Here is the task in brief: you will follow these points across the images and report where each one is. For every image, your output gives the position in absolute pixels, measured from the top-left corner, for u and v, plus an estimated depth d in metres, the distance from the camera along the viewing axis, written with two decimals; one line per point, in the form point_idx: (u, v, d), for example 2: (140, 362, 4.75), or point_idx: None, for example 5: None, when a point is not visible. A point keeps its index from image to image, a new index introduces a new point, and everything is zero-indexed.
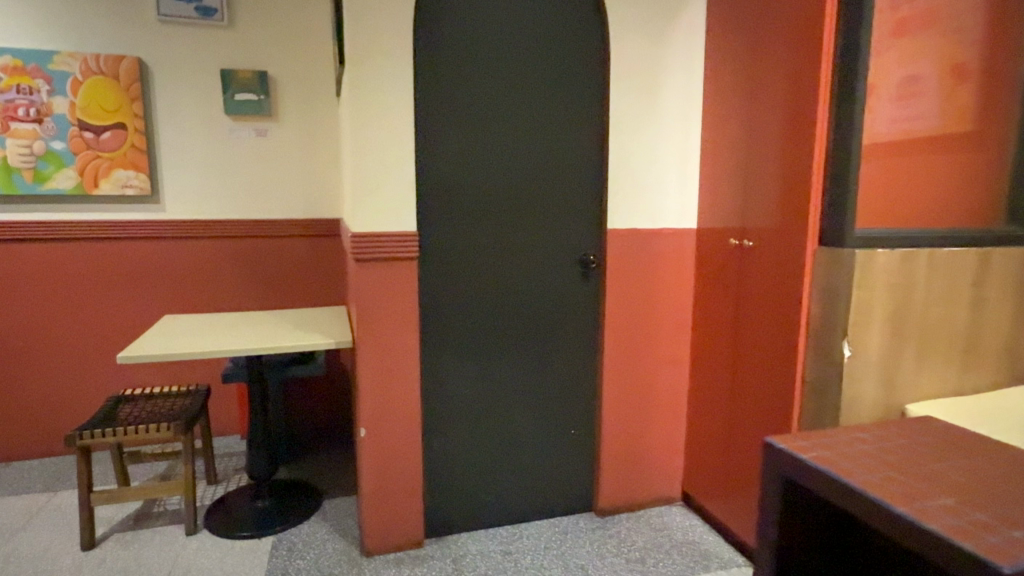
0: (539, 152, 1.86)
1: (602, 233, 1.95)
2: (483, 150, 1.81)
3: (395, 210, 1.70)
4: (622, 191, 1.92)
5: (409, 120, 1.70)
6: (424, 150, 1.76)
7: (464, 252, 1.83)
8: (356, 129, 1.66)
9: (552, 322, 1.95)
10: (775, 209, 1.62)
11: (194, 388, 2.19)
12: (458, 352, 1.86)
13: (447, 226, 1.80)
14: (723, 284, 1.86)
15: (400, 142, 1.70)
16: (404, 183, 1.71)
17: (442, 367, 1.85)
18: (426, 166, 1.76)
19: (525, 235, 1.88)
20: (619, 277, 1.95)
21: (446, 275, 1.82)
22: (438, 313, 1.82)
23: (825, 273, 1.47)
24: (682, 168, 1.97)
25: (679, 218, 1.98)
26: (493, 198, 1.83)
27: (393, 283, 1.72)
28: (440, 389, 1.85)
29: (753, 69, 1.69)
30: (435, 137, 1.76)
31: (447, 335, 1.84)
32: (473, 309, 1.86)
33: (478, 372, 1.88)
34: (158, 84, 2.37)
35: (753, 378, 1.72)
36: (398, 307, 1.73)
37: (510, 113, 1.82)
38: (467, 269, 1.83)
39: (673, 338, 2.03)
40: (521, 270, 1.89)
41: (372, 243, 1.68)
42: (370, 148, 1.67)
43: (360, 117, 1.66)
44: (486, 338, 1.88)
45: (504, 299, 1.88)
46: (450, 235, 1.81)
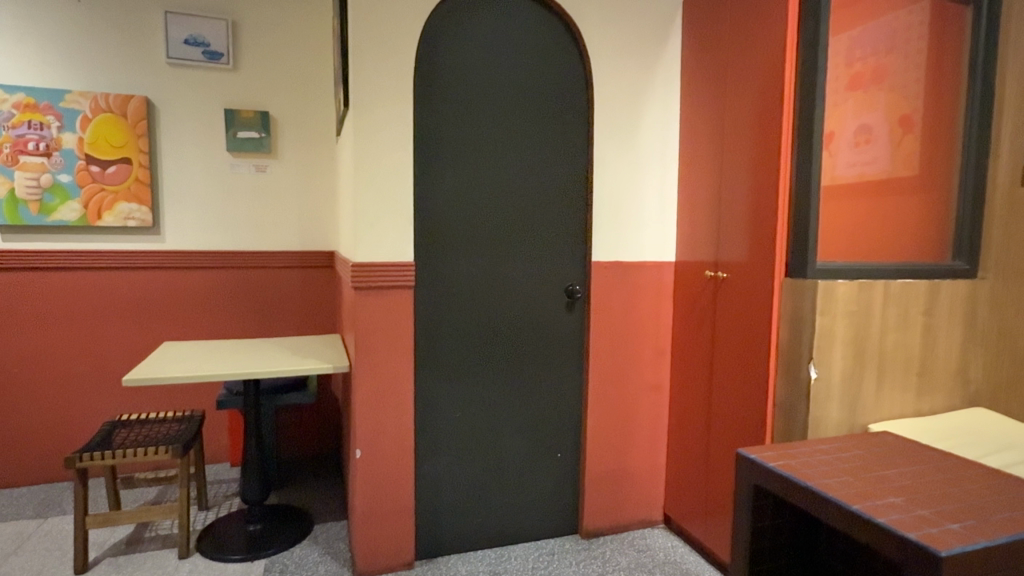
0: (528, 189, 2.00)
1: (587, 264, 2.08)
2: (476, 185, 1.94)
3: (393, 242, 1.82)
4: (605, 226, 2.06)
5: (408, 159, 1.83)
6: (421, 184, 1.88)
7: (458, 281, 1.93)
8: (359, 166, 1.78)
9: (540, 349, 2.05)
10: (746, 244, 1.76)
11: (190, 413, 2.23)
12: (450, 377, 1.94)
13: (442, 255, 1.91)
14: (700, 313, 1.99)
15: (399, 178, 1.82)
16: (403, 216, 1.83)
17: (435, 391, 1.92)
18: (422, 199, 1.88)
19: (515, 266, 2.00)
20: (603, 306, 2.07)
21: (441, 302, 1.92)
22: (432, 339, 1.91)
23: (792, 301, 1.60)
24: (661, 207, 2.12)
25: (659, 251, 2.12)
26: (485, 230, 1.96)
27: (391, 309, 1.82)
28: (433, 412, 1.93)
29: (724, 118, 1.86)
30: (432, 171, 1.89)
31: (440, 360, 1.93)
32: (466, 335, 1.95)
33: (469, 396, 1.97)
34: (165, 122, 2.49)
35: (728, 401, 1.84)
36: (394, 333, 1.83)
37: (501, 153, 1.96)
38: (459, 298, 1.94)
39: (654, 364, 2.14)
40: (512, 299, 2.00)
41: (372, 273, 1.78)
42: (372, 183, 1.80)
43: (362, 156, 1.78)
44: (477, 364, 1.97)
45: (495, 327, 1.99)
46: (445, 264, 1.92)
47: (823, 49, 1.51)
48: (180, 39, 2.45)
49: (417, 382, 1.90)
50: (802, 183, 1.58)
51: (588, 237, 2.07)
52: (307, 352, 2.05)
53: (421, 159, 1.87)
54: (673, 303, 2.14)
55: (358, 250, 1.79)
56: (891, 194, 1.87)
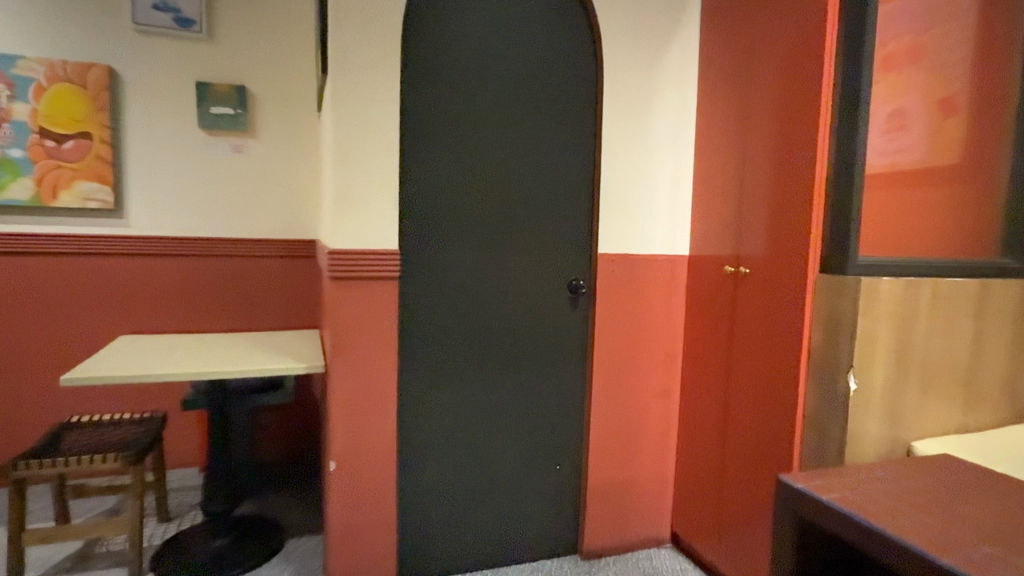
0: (527, 171, 1.80)
1: (593, 256, 1.88)
2: (467, 167, 1.73)
3: (375, 226, 1.61)
4: (613, 215, 1.86)
5: (394, 133, 1.62)
6: (407, 163, 1.68)
7: (446, 273, 1.73)
8: (337, 140, 1.58)
9: (538, 350, 1.85)
10: (770, 236, 1.57)
11: (149, 416, 2.02)
12: (438, 380, 1.74)
13: (428, 245, 1.71)
14: (716, 312, 1.79)
15: (383, 155, 1.61)
16: (388, 199, 1.62)
17: (421, 394, 1.72)
18: (408, 180, 1.68)
19: (512, 258, 1.80)
20: (609, 301, 1.87)
21: (427, 296, 1.71)
22: (418, 338, 1.71)
23: (826, 300, 1.40)
24: (674, 195, 1.92)
25: (671, 244, 1.93)
26: (477, 218, 1.75)
27: (372, 303, 1.61)
28: (420, 418, 1.73)
29: (748, 95, 1.67)
30: (420, 149, 1.68)
31: (427, 362, 1.72)
32: (456, 333, 1.75)
33: (460, 401, 1.77)
34: (129, 94, 2.26)
35: (748, 411, 1.64)
36: (375, 330, 1.62)
37: (496, 131, 1.76)
38: (449, 291, 1.73)
39: (662, 368, 1.95)
40: (508, 295, 1.80)
41: (353, 262, 1.58)
42: (352, 160, 1.59)
43: (342, 129, 1.57)
44: (467, 365, 1.77)
45: (488, 325, 1.79)
46: (432, 254, 1.71)
47: (871, 13, 1.32)
48: (149, 4, 2.23)
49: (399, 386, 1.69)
50: (843, 165, 1.38)
51: (594, 226, 1.87)
52: (278, 349, 1.84)
53: (408, 134, 1.67)
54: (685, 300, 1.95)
55: (336, 235, 1.59)
56: (930, 185, 1.68)
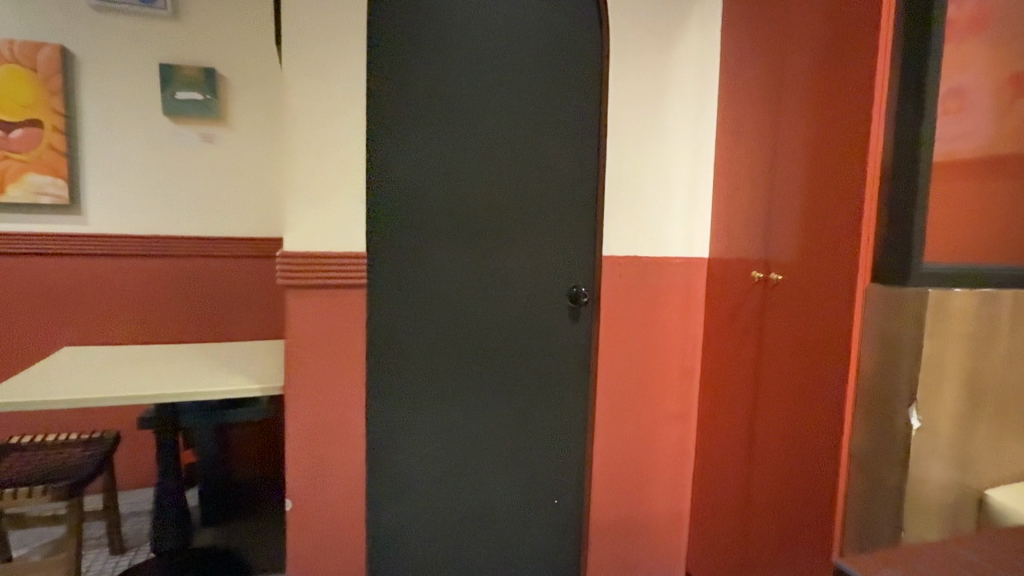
0: (519, 161, 1.55)
1: (597, 258, 1.59)
2: (447, 158, 1.50)
3: (339, 225, 1.38)
4: (620, 212, 1.60)
5: (359, 114, 1.38)
6: (377, 153, 1.44)
7: (424, 281, 1.50)
8: (291, 123, 1.34)
9: (532, 368, 1.61)
10: (806, 238, 1.31)
11: (101, 436, 1.81)
12: (415, 403, 1.51)
13: (402, 248, 1.48)
14: (740, 326, 1.54)
15: (345, 140, 1.37)
16: (353, 193, 1.38)
17: (394, 421, 1.49)
18: (378, 173, 1.44)
19: (501, 263, 1.56)
20: (614, 312, 1.62)
21: (402, 307, 1.48)
22: (391, 355, 1.48)
23: (880, 317, 1.14)
24: (691, 189, 1.67)
25: (687, 246, 1.67)
26: (460, 216, 1.52)
27: (335, 315, 1.38)
28: (394, 447, 1.50)
29: (781, 70, 1.41)
30: (392, 136, 1.45)
31: (402, 382, 1.49)
32: (436, 349, 1.52)
33: (441, 427, 1.54)
34: (86, 77, 2.05)
35: (777, 444, 1.39)
36: (338, 346, 1.39)
37: (483, 115, 1.52)
38: (427, 301, 1.50)
39: (676, 388, 1.70)
40: (496, 305, 1.56)
41: (310, 269, 1.34)
42: (310, 146, 1.35)
43: (298, 110, 1.33)
44: (449, 385, 1.54)
45: (474, 339, 1.55)
46: (407, 259, 1.48)
47: None
48: None
49: (370, 411, 1.46)
50: (903, 151, 1.12)
51: (599, 222, 1.58)
52: (236, 366, 1.61)
53: (379, 118, 1.43)
54: (703, 310, 1.70)
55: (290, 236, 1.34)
56: (995, 177, 1.42)
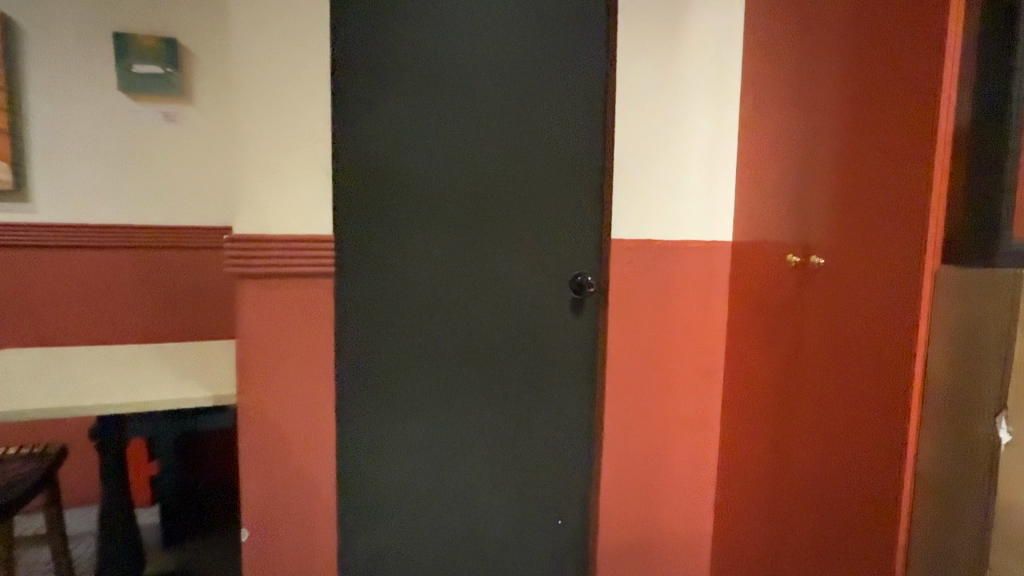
0: (506, 133, 1.33)
1: (604, 242, 1.38)
2: (421, 130, 1.29)
3: (299, 205, 1.22)
4: (625, 190, 1.41)
5: (323, 82, 1.21)
6: (339, 123, 1.23)
7: (396, 273, 1.30)
8: (242, 89, 1.17)
9: (524, 371, 1.39)
10: (846, 216, 1.11)
11: (43, 449, 1.60)
12: (386, 415, 1.32)
13: (371, 236, 1.27)
14: (771, 318, 1.33)
15: (306, 110, 1.21)
16: (317, 170, 1.22)
17: (361, 436, 1.31)
18: (340, 147, 1.24)
19: (488, 251, 1.34)
20: (620, 304, 1.43)
21: (370, 304, 1.28)
22: (357, 359, 1.28)
23: (961, 306, 0.92)
24: (713, 163, 1.45)
25: (708, 227, 1.46)
26: (438, 198, 1.31)
27: (292, 309, 1.22)
28: (362, 463, 1.31)
29: (818, 18, 1.19)
30: (356, 105, 1.24)
31: (370, 391, 1.30)
32: (412, 352, 1.32)
33: (417, 441, 1.35)
34: (30, 47, 1.83)
35: (820, 456, 1.18)
36: (299, 344, 1.23)
37: (465, 79, 1.30)
38: (399, 298, 1.30)
39: (694, 389, 1.49)
40: (480, 301, 1.35)
41: (263, 254, 1.18)
42: (266, 118, 1.19)
43: (250, 76, 1.17)
44: (426, 393, 1.34)
45: (456, 339, 1.35)
46: (376, 248, 1.27)
47: None
48: None
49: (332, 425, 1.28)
50: (986, 97, 0.89)
51: (607, 199, 1.37)
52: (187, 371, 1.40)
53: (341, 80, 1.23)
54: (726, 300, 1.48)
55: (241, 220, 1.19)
56: None
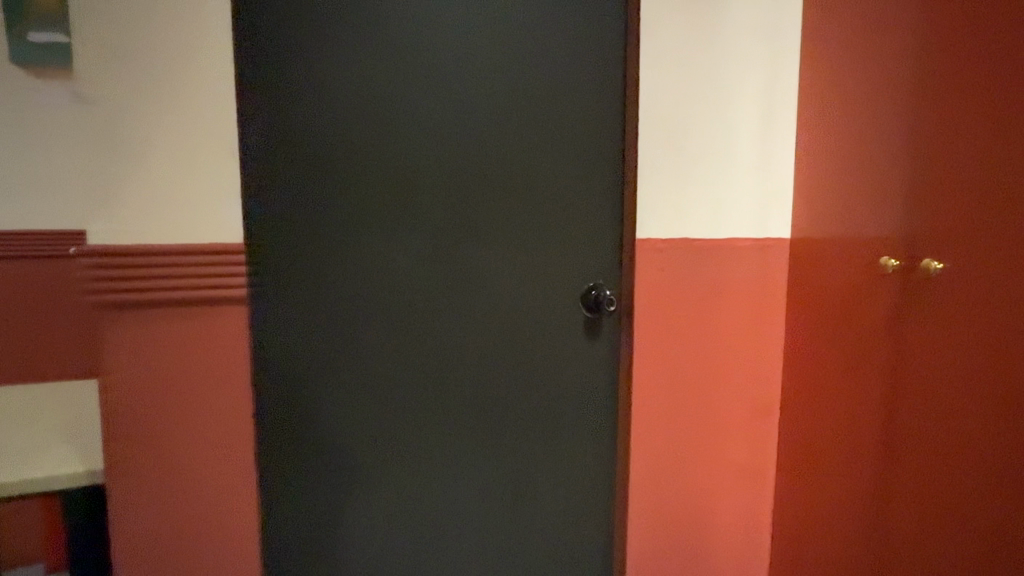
0: (492, 104, 0.99)
1: (624, 243, 1.08)
2: (375, 100, 0.94)
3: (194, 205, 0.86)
4: (648, 177, 1.06)
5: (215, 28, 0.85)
6: (256, 92, 0.89)
7: (349, 295, 0.97)
8: (96, 44, 0.81)
9: (525, 416, 1.08)
10: (975, 200, 0.80)
11: None
12: (346, 481, 1.01)
13: (311, 247, 0.94)
14: (857, 332, 0.99)
15: (197, 73, 0.85)
16: (219, 157, 0.87)
17: (312, 511, 0.99)
18: (260, 125, 0.90)
19: (472, 261, 1.02)
20: (647, 326, 1.09)
21: (314, 338, 0.96)
22: (301, 411, 0.96)
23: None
24: (763, 139, 1.10)
25: (758, 224, 1.11)
26: (402, 193, 0.97)
27: (190, 352, 0.87)
28: (320, 544, 1.01)
29: None
30: (280, 68, 0.90)
31: (323, 451, 0.98)
32: (375, 397, 1.00)
33: (390, 511, 1.04)
34: None
35: (948, 511, 0.85)
36: (202, 400, 0.89)
37: (437, 31, 0.96)
38: (352, 328, 0.98)
39: (740, 432, 1.16)
40: (461, 329, 1.03)
41: (141, 276, 0.84)
42: (137, 86, 0.83)
43: (108, 23, 0.81)
44: (396, 449, 1.03)
45: (431, 380, 1.02)
46: (319, 264, 0.95)
47: None
48: None
49: (265, 499, 0.94)
50: None
51: (631, 191, 1.07)
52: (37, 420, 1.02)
53: (263, 32, 0.88)
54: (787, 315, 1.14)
55: (106, 232, 0.84)
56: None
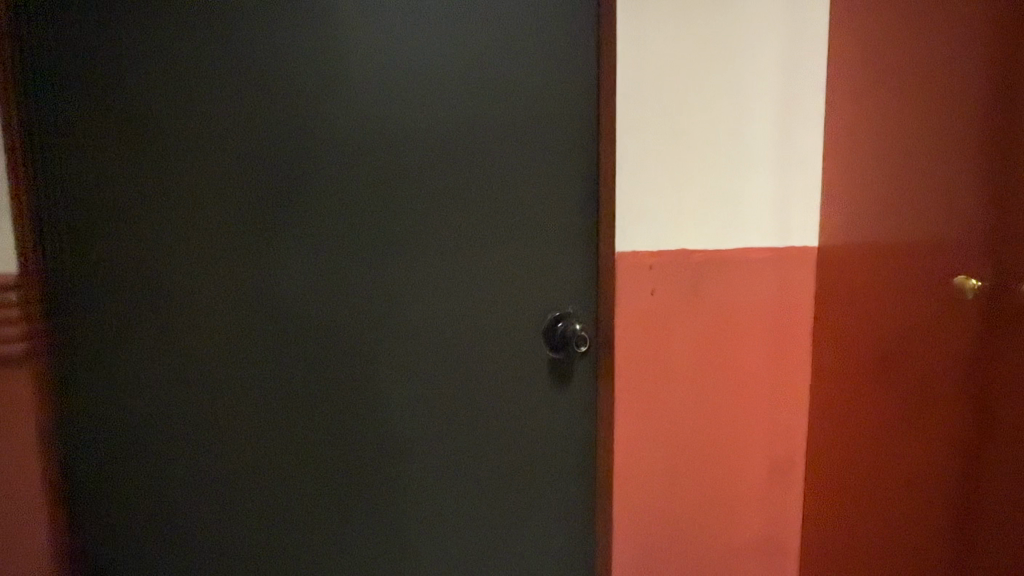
0: (396, 77, 0.75)
1: (601, 259, 0.83)
2: (200, 80, 0.72)
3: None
4: (631, 176, 0.80)
5: None
6: (58, 62, 0.70)
7: (200, 299, 0.76)
8: None
9: (479, 465, 0.85)
10: None
11: None
12: (255, 514, 0.80)
13: (143, 234, 0.74)
14: (907, 358, 0.73)
15: None
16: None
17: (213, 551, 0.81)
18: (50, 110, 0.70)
19: (386, 284, 0.79)
20: (634, 370, 0.84)
21: (153, 354, 0.76)
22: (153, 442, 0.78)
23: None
24: (782, 120, 0.83)
25: (775, 231, 0.85)
26: (282, 191, 0.75)
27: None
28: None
29: None
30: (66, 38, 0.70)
31: (197, 483, 0.79)
32: (251, 424, 0.79)
33: (327, 545, 0.83)
34: None
35: None
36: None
37: None
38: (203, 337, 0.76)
39: (751, 479, 0.90)
40: (376, 360, 0.80)
41: None
42: None
43: None
44: (290, 512, 0.81)
45: (343, 407, 0.80)
46: (156, 256, 0.74)
47: None
48: None
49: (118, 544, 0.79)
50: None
51: (606, 187, 0.81)
52: None
53: None
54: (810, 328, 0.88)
55: None
56: None
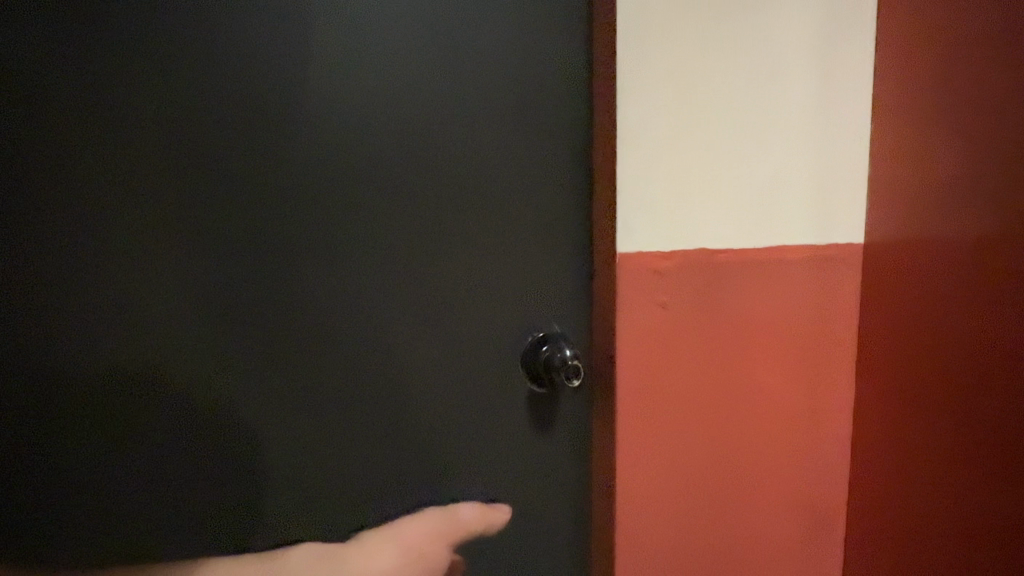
0: (316, 22, 0.56)
1: (593, 272, 0.63)
2: (4, 12, 0.50)
3: None
4: (630, 146, 0.61)
5: None
6: None
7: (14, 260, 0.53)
8: None
9: (440, 518, 0.65)
10: None
11: None
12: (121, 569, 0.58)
13: None
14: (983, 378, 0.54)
15: None
16: None
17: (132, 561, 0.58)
18: None
19: (309, 291, 0.58)
20: (633, 409, 0.64)
21: None
22: None
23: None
24: (821, 86, 0.65)
25: (813, 228, 0.66)
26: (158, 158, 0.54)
27: None
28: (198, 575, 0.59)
29: None
30: None
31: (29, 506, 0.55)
32: (113, 431, 0.56)
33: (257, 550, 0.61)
34: None
35: None
36: None
37: None
38: (17, 308, 0.53)
39: (772, 514, 0.71)
40: (297, 391, 0.59)
41: None
42: None
43: None
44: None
45: (249, 413, 0.58)
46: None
47: None
48: None
49: None
50: None
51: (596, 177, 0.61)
52: None
53: None
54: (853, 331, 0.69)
55: None
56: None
